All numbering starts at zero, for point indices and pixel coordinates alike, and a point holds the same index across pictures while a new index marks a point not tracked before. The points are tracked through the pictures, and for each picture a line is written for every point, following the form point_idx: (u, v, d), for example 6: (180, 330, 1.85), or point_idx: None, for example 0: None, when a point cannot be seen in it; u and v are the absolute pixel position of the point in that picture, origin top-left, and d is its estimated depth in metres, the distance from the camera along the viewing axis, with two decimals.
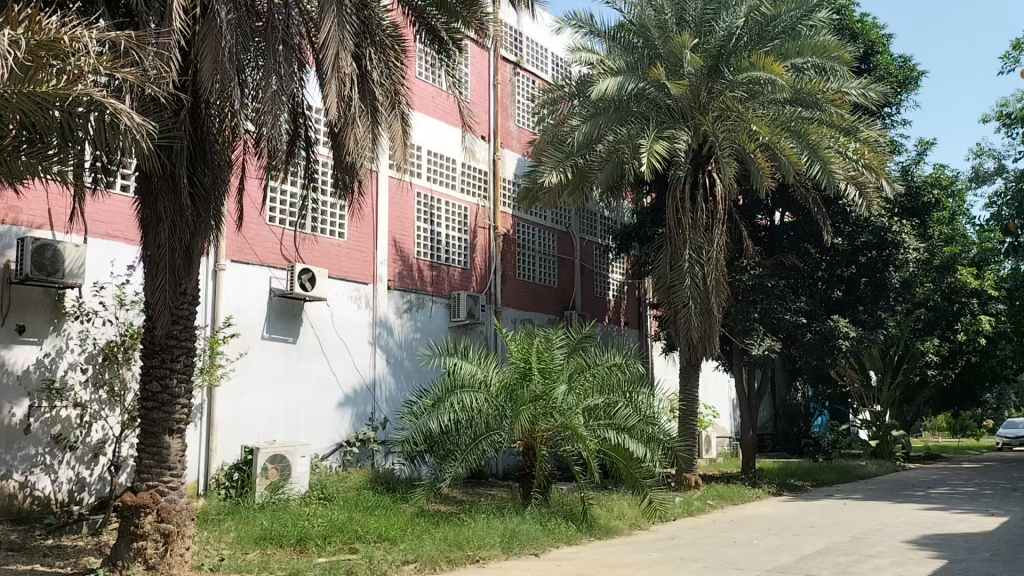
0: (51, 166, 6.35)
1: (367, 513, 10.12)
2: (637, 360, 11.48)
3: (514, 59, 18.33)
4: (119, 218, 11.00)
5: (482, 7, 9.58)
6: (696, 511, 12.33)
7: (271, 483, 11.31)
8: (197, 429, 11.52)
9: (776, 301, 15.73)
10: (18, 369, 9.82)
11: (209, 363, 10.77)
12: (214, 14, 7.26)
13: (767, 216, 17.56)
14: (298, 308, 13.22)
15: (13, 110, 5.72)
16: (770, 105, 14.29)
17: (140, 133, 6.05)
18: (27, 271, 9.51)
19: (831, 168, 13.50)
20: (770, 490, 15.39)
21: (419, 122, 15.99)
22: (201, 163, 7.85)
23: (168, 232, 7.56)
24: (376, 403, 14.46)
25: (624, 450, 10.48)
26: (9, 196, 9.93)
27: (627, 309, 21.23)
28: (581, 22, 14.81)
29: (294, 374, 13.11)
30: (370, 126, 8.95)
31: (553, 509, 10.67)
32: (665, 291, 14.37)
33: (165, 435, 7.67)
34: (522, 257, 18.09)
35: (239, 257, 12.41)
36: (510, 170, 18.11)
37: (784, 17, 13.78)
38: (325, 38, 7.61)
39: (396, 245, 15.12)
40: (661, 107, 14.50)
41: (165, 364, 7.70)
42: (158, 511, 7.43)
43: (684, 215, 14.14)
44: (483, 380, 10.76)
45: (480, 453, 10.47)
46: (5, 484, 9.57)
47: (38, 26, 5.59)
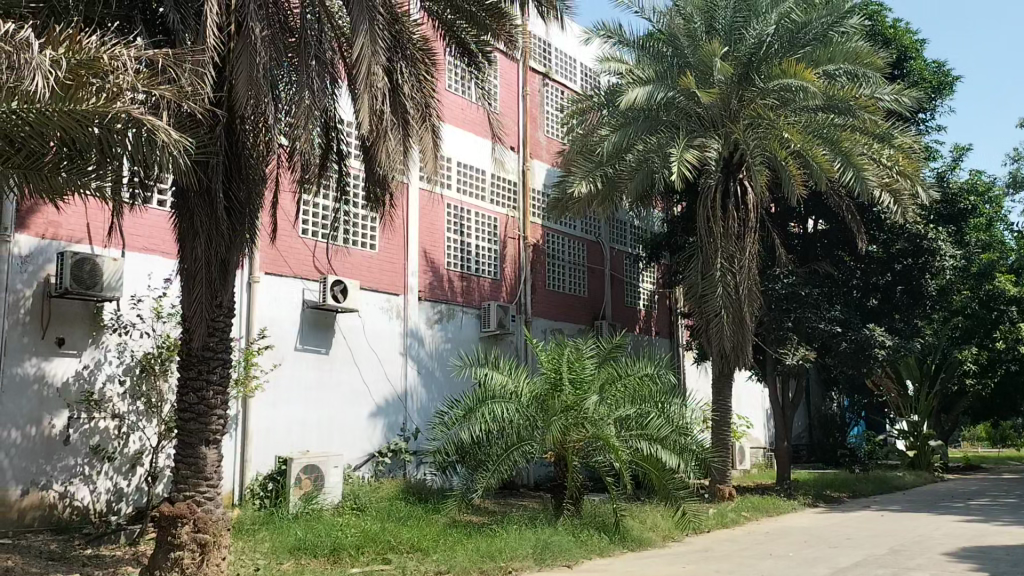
0: (90, 183, 6.35)
1: (398, 523, 10.17)
2: (670, 369, 11.45)
3: (543, 71, 18.42)
4: (156, 232, 11.21)
5: (511, 19, 9.63)
6: (731, 522, 12.23)
7: (305, 493, 11.39)
8: (232, 439, 11.62)
9: (810, 309, 15.60)
10: (59, 382, 9.98)
11: (244, 374, 10.85)
12: (248, 31, 7.36)
13: (799, 224, 17.45)
14: (331, 319, 13.32)
15: (54, 128, 5.81)
16: (803, 112, 14.09)
17: (178, 149, 6.14)
18: (66, 284, 9.69)
19: (865, 174, 13.33)
20: (805, 501, 15.23)
21: (450, 134, 16.10)
22: (236, 177, 7.97)
23: (204, 245, 7.69)
24: (407, 414, 14.52)
25: (656, 460, 10.40)
26: (49, 210, 10.14)
27: (658, 319, 21.12)
28: (610, 32, 14.82)
29: (327, 384, 13.20)
30: (402, 139, 9.01)
31: (586, 521, 10.59)
32: (697, 300, 14.26)
33: (202, 446, 7.82)
34: (552, 268, 18.09)
35: (274, 269, 12.56)
36: (540, 181, 18.12)
37: (816, 24, 13.49)
38: (358, 52, 7.71)
39: (427, 256, 15.21)
40: (691, 115, 14.37)
41: (201, 376, 7.87)
42: (194, 521, 7.55)
43: (716, 223, 14.04)
44: (514, 390, 10.78)
45: (513, 463, 10.49)
46: (45, 494, 9.73)
47: (78, 45, 5.78)
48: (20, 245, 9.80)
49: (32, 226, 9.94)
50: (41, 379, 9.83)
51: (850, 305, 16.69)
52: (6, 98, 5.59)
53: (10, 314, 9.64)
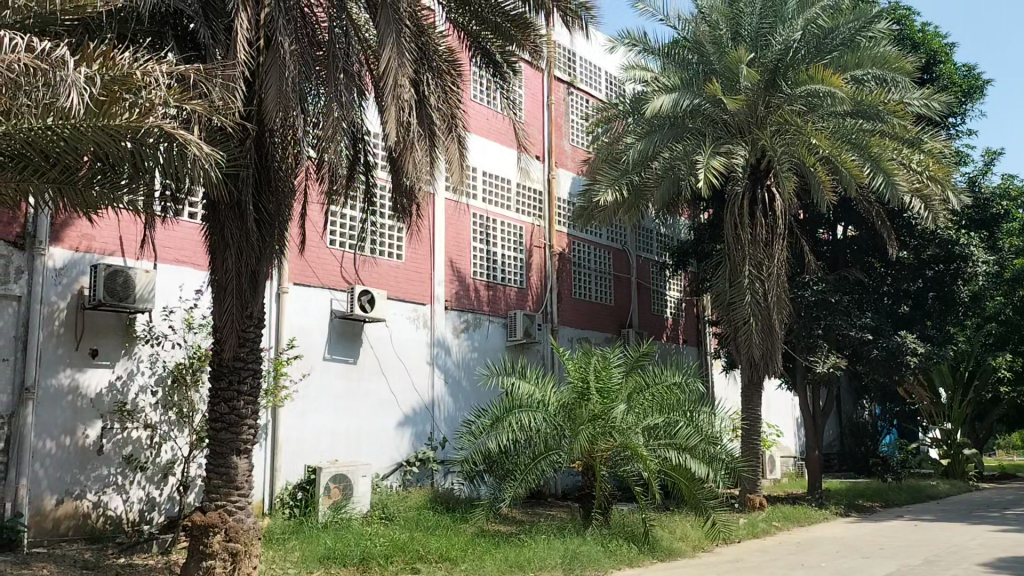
0: (123, 197, 6.44)
1: (427, 533, 10.18)
2: (698, 378, 11.40)
3: (568, 80, 18.46)
4: (187, 244, 11.34)
5: (536, 29, 9.65)
6: (762, 532, 12.12)
7: (334, 502, 11.46)
8: (263, 449, 11.71)
9: (841, 316, 15.44)
10: (92, 393, 10.12)
11: (274, 384, 10.94)
12: (277, 46, 7.47)
13: (828, 230, 17.28)
14: (358, 328, 13.40)
15: (87, 144, 5.88)
16: (831, 117, 13.98)
17: (209, 162, 6.18)
18: (100, 296, 9.83)
19: (895, 179, 13.15)
20: (836, 510, 15.06)
21: (475, 144, 16.17)
22: (265, 188, 8.09)
23: (234, 257, 7.79)
24: (434, 423, 14.55)
25: (685, 469, 10.32)
26: (83, 224, 10.31)
27: (686, 327, 20.99)
28: (635, 40, 14.85)
29: (355, 394, 13.27)
30: (428, 149, 9.05)
31: (615, 531, 10.54)
32: (724, 308, 14.19)
33: (233, 455, 7.94)
34: (578, 276, 18.05)
35: (302, 279, 12.66)
36: (565, 190, 18.10)
37: (842, 29, 13.50)
38: (384, 65, 7.76)
39: (453, 266, 15.25)
40: (717, 122, 14.30)
41: (232, 387, 8.01)
42: (226, 530, 7.70)
43: (743, 230, 13.96)
44: (541, 399, 10.78)
45: (540, 473, 10.42)
46: (79, 504, 9.86)
47: (112, 61, 5.91)
48: (55, 259, 9.96)
49: (66, 239, 10.11)
50: (75, 391, 9.97)
51: (880, 312, 16.46)
52: (42, 114, 5.69)
53: (45, 326, 9.79)
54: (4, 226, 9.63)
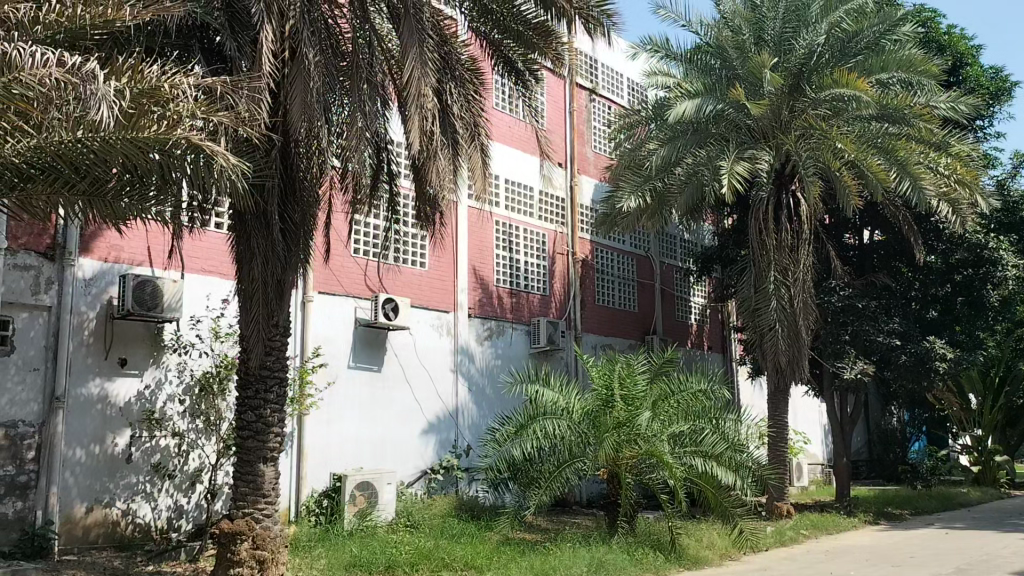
0: (150, 208, 6.55)
1: (453, 541, 10.18)
2: (724, 385, 11.32)
3: (590, 86, 18.48)
4: (214, 254, 11.45)
5: (558, 37, 9.70)
6: (790, 540, 12.00)
7: (360, 510, 11.51)
8: (288, 456, 11.78)
9: (868, 322, 15.31)
10: (121, 402, 10.23)
11: (300, 392, 11.02)
12: (302, 57, 7.55)
13: (854, 235, 17.17)
14: (382, 337, 13.45)
15: (117, 156, 5.88)
16: (856, 121, 13.86)
17: (235, 173, 6.25)
18: (129, 306, 9.95)
19: (922, 184, 13.04)
20: (865, 518, 14.88)
21: (498, 152, 16.20)
22: (291, 199, 8.21)
23: (261, 266, 7.86)
24: (459, 430, 14.56)
25: (711, 477, 10.26)
26: (112, 235, 10.44)
27: (710, 333, 20.85)
28: (657, 46, 14.85)
29: (379, 402, 13.32)
30: (451, 158, 9.08)
31: (640, 539, 10.48)
32: (749, 314, 14.06)
33: (260, 463, 8.04)
34: (601, 283, 18.03)
35: (327, 288, 12.73)
36: (588, 197, 18.07)
37: (867, 32, 13.62)
38: (408, 74, 7.80)
39: (476, 273, 15.29)
40: (741, 127, 14.24)
41: (258, 395, 8.11)
42: (253, 538, 7.79)
43: (768, 236, 13.86)
44: (565, 407, 10.74)
45: (565, 481, 10.35)
46: (108, 512, 9.97)
47: (140, 75, 5.98)
48: (84, 269, 10.10)
49: (95, 250, 10.24)
50: (104, 400, 10.09)
51: (908, 317, 16.26)
52: (72, 128, 5.72)
53: (75, 335, 9.92)
54: (35, 236, 9.76)
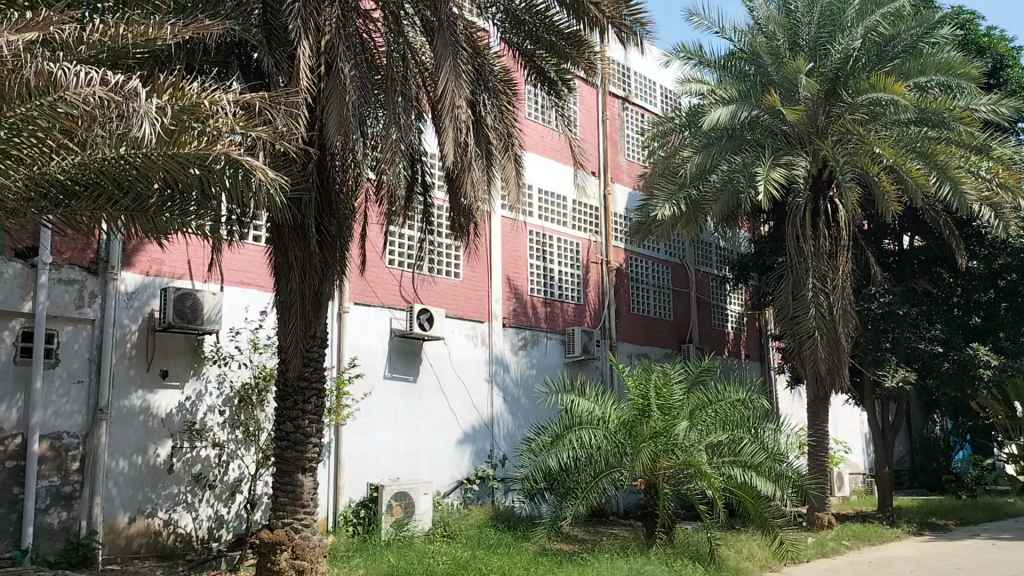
0: (190, 222, 6.75)
1: (489, 551, 10.18)
2: (763, 394, 11.18)
3: (623, 94, 18.45)
4: (253, 266, 11.60)
5: (590, 46, 9.72)
6: (831, 551, 11.81)
7: (397, 520, 11.55)
8: (326, 467, 11.86)
9: (909, 329, 15.06)
10: (163, 413, 10.39)
11: (336, 403, 11.10)
12: (338, 72, 7.65)
13: (894, 241, 16.92)
14: (418, 347, 13.51)
15: (158, 172, 5.97)
16: (894, 125, 13.65)
17: (273, 187, 6.31)
18: (169, 319, 10.12)
19: (963, 188, 12.78)
20: (909, 529, 14.60)
21: (531, 162, 16.23)
22: (327, 212, 8.30)
23: (299, 277, 7.96)
24: (494, 440, 14.55)
25: (750, 488, 10.12)
26: (153, 249, 10.62)
27: (748, 341, 20.64)
28: (690, 54, 14.84)
29: (415, 413, 13.37)
30: (485, 169, 9.12)
31: (679, 551, 10.37)
32: (788, 322, 13.90)
33: (299, 473, 8.13)
34: (636, 291, 17.95)
35: (362, 299, 12.82)
36: (622, 206, 18.01)
37: (904, 35, 13.30)
38: (442, 86, 7.85)
39: (510, 283, 15.31)
40: (777, 133, 14.10)
41: (296, 406, 8.20)
42: (293, 548, 7.87)
43: (806, 242, 13.71)
44: (601, 416, 10.68)
45: (602, 491, 10.29)
46: (151, 522, 10.11)
47: (182, 91, 5.97)
48: (126, 283, 10.28)
49: (137, 264, 10.42)
50: (146, 411, 10.24)
51: (952, 324, 15.91)
52: (115, 145, 5.77)
53: (118, 348, 10.10)
54: (79, 251, 9.96)
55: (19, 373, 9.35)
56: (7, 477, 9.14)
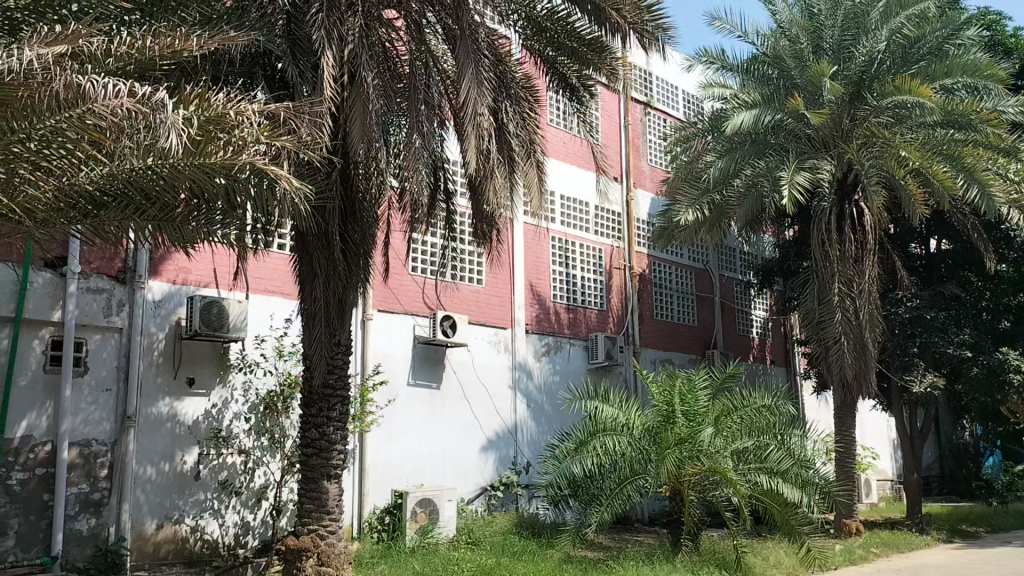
0: (216, 231, 6.84)
1: (514, 558, 10.18)
2: (789, 400, 11.05)
3: (645, 100, 18.41)
4: (278, 275, 11.70)
5: (612, 52, 9.70)
6: (859, 559, 11.68)
7: (421, 526, 11.56)
8: (351, 473, 11.91)
9: (938, 333, 14.79)
10: (190, 420, 10.49)
11: (361, 410, 11.15)
12: (361, 81, 7.69)
13: (921, 245, 16.73)
14: (441, 354, 13.54)
15: (184, 181, 6.05)
16: (920, 128, 13.51)
17: (298, 196, 6.33)
18: (195, 327, 10.20)
19: (991, 191, 12.58)
20: (938, 536, 14.41)
21: (554, 168, 16.23)
22: (351, 220, 8.35)
23: (323, 285, 8.02)
24: (518, 447, 14.54)
25: (777, 494, 10.07)
26: (180, 257, 10.73)
27: (773, 347, 20.52)
28: (712, 58, 14.83)
29: (439, 419, 13.39)
30: (508, 176, 9.13)
31: (705, 558, 10.30)
32: (814, 327, 13.79)
33: (323, 480, 8.17)
34: (660, 297, 17.88)
35: (386, 306, 12.88)
36: (644, 211, 17.96)
37: (930, 37, 13.15)
38: (464, 95, 7.87)
39: (533, 289, 15.31)
40: (801, 137, 14.01)
41: (322, 413, 8.26)
42: (318, 555, 7.92)
43: (832, 246, 13.57)
44: (625, 423, 10.64)
45: (626, 498, 10.25)
46: (178, 528, 10.21)
47: (207, 102, 5.99)
48: (153, 291, 10.40)
49: (163, 272, 10.54)
50: (173, 418, 10.35)
51: (981, 328, 15.53)
52: (142, 156, 5.85)
53: (145, 356, 10.21)
54: (107, 260, 10.09)
55: (48, 382, 9.47)
56: (37, 484, 9.25)
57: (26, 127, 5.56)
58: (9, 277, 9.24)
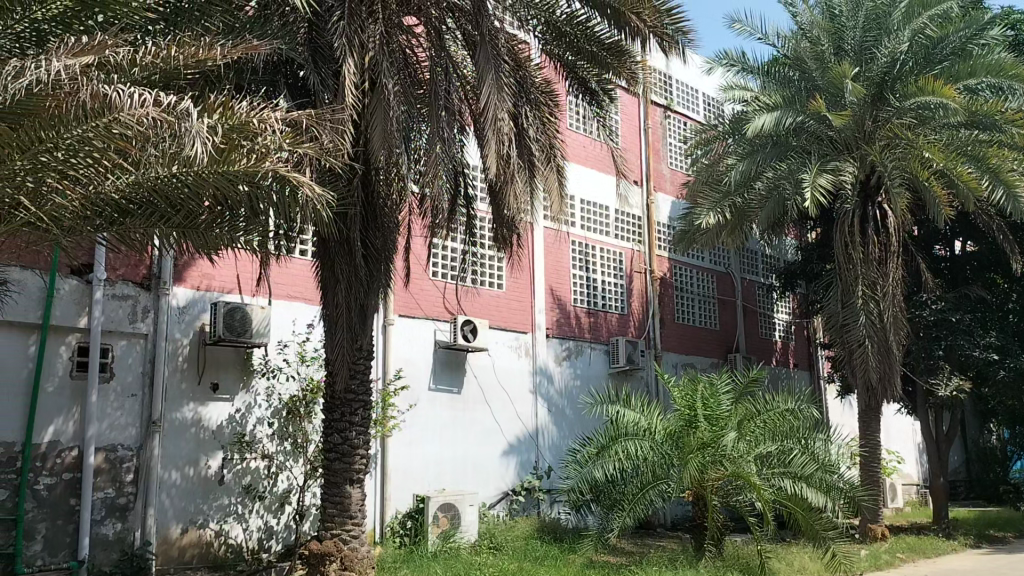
0: (239, 238, 6.93)
1: (536, 564, 10.18)
2: (812, 404, 10.98)
3: (665, 103, 18.37)
4: (300, 280, 11.78)
5: (632, 56, 9.70)
6: (885, 564, 11.56)
7: (443, 531, 11.58)
8: (373, 478, 11.94)
9: (963, 336, 14.65)
10: (214, 425, 10.58)
11: (383, 415, 11.18)
12: (382, 87, 7.75)
13: (945, 247, 16.55)
14: (462, 358, 13.56)
15: (209, 188, 6.12)
16: (944, 129, 13.39)
17: (320, 202, 6.36)
18: (219, 332, 10.29)
19: (1017, 192, 12.43)
20: (965, 541, 14.22)
21: (574, 172, 16.22)
22: (372, 225, 8.38)
23: (345, 291, 8.08)
24: (539, 452, 14.53)
25: (801, 499, 10.01)
26: (204, 264, 10.85)
27: (796, 351, 20.37)
28: (733, 61, 14.78)
29: (460, 424, 13.41)
30: (528, 181, 9.15)
31: (729, 564, 10.26)
32: (837, 330, 13.68)
33: (346, 484, 8.21)
34: (680, 300, 17.81)
35: (407, 311, 12.92)
36: (665, 215, 17.92)
37: (953, 37, 13.14)
38: (485, 100, 7.91)
39: (553, 293, 15.30)
40: (823, 139, 13.92)
41: (344, 418, 8.29)
42: (342, 559, 7.95)
43: (854, 249, 13.49)
44: (648, 427, 10.57)
45: (648, 503, 10.22)
46: (202, 532, 10.28)
47: (231, 110, 6.03)
48: (177, 297, 10.51)
49: (188, 279, 10.65)
50: (198, 423, 10.43)
51: (1007, 330, 15.47)
52: (167, 164, 5.93)
53: (170, 361, 10.30)
54: (132, 267, 10.20)
55: (75, 388, 9.59)
56: (63, 489, 9.36)
57: (53, 136, 5.61)
58: (37, 284, 9.37)
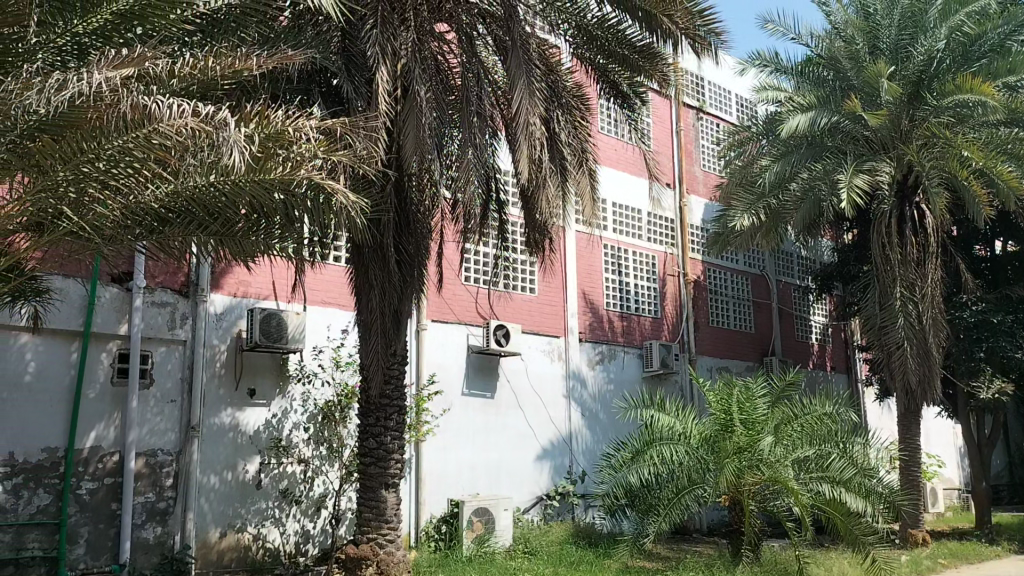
0: (274, 245, 6.94)
1: (571, 568, 10.18)
2: (851, 407, 10.83)
3: (697, 104, 18.28)
4: (334, 287, 11.88)
5: (663, 58, 9.68)
6: (927, 570, 11.37)
7: (478, 535, 11.59)
8: (407, 482, 12.02)
9: (1005, 338, 14.33)
10: (251, 430, 10.71)
11: (417, 420, 11.23)
12: (414, 94, 7.80)
13: (986, 247, 16.27)
14: (495, 363, 13.60)
15: (246, 198, 6.21)
16: (983, 127, 13.17)
17: (354, 209, 6.34)
18: (255, 338, 10.41)
19: None
20: (1010, 547, 13.92)
21: (606, 175, 16.19)
22: (405, 231, 8.45)
23: (378, 297, 8.14)
24: (573, 456, 14.50)
25: (840, 504, 9.84)
26: (241, 271, 10.99)
27: (833, 353, 20.12)
28: (765, 61, 14.64)
29: (493, 429, 13.43)
30: (560, 185, 9.16)
31: (767, 569, 10.14)
32: (875, 332, 13.50)
33: (381, 489, 8.27)
34: (714, 303, 17.69)
35: (441, 316, 12.99)
36: (698, 217, 17.81)
37: (991, 34, 12.96)
38: (516, 105, 7.92)
39: (586, 297, 15.27)
40: (859, 139, 13.77)
41: (379, 423, 8.36)
42: (378, 562, 8.01)
43: (892, 250, 13.30)
44: (682, 431, 10.52)
45: (684, 508, 10.09)
46: (240, 536, 10.40)
47: (267, 119, 6.13)
48: (215, 304, 10.66)
49: (224, 286, 10.79)
50: (235, 428, 10.57)
51: None
52: (205, 172, 6.02)
53: (208, 367, 10.46)
54: (171, 274, 10.35)
55: (115, 394, 9.75)
56: (105, 493, 9.53)
57: (95, 147, 5.72)
58: (78, 292, 9.54)
